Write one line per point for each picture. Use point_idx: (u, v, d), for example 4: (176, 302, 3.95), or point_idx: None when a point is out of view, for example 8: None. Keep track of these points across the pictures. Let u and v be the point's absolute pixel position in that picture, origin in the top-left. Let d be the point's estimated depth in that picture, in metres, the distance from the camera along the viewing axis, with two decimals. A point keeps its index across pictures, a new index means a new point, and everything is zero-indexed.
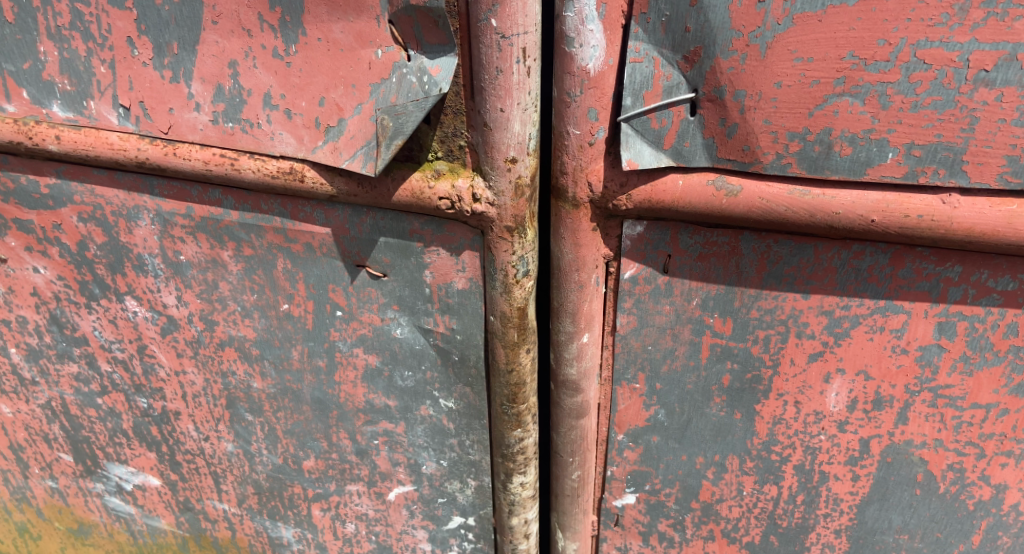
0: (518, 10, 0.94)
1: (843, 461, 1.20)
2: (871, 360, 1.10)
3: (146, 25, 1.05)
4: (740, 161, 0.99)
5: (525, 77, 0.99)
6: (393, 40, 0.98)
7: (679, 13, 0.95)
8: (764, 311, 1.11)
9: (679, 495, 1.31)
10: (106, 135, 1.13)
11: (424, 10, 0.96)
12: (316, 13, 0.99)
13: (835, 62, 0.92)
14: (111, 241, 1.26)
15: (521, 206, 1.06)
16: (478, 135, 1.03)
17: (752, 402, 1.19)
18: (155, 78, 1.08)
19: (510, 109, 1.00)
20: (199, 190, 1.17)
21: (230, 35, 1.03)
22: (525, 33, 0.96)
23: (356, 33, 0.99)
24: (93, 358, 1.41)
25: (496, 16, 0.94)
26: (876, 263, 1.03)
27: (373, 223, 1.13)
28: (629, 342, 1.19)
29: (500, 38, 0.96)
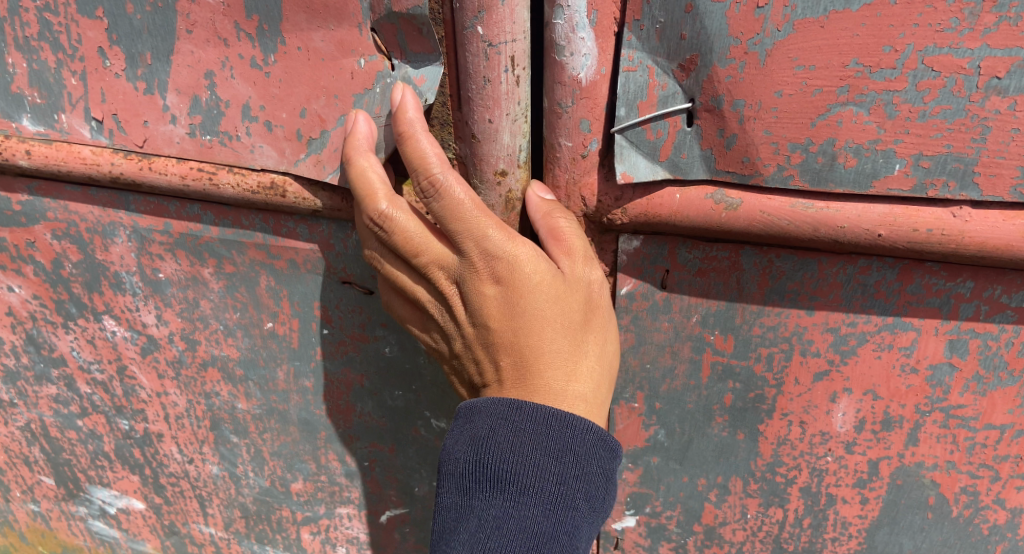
0: (505, 16, 0.89)
1: (851, 484, 1.15)
2: (880, 379, 1.06)
3: (118, 36, 1.01)
4: (740, 173, 0.95)
5: (514, 87, 0.93)
6: (376, 48, 0.95)
7: (674, 20, 0.91)
8: (766, 328, 1.06)
9: (680, 518, 1.26)
10: (78, 150, 1.09)
11: (407, 18, 0.91)
12: (294, 21, 0.95)
13: (838, 70, 0.88)
14: (88, 258, 1.21)
15: (512, 220, 1.01)
16: (466, 147, 0.99)
17: (756, 422, 1.14)
18: (128, 90, 1.04)
19: (498, 120, 0.95)
20: (177, 206, 1.12)
21: (206, 45, 0.99)
22: (514, 41, 0.91)
23: (338, 41, 0.95)
24: (72, 380, 1.37)
25: (482, 24, 0.89)
26: (884, 278, 0.99)
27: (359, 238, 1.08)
28: (626, 360, 1.15)
29: (487, 46, 0.90)
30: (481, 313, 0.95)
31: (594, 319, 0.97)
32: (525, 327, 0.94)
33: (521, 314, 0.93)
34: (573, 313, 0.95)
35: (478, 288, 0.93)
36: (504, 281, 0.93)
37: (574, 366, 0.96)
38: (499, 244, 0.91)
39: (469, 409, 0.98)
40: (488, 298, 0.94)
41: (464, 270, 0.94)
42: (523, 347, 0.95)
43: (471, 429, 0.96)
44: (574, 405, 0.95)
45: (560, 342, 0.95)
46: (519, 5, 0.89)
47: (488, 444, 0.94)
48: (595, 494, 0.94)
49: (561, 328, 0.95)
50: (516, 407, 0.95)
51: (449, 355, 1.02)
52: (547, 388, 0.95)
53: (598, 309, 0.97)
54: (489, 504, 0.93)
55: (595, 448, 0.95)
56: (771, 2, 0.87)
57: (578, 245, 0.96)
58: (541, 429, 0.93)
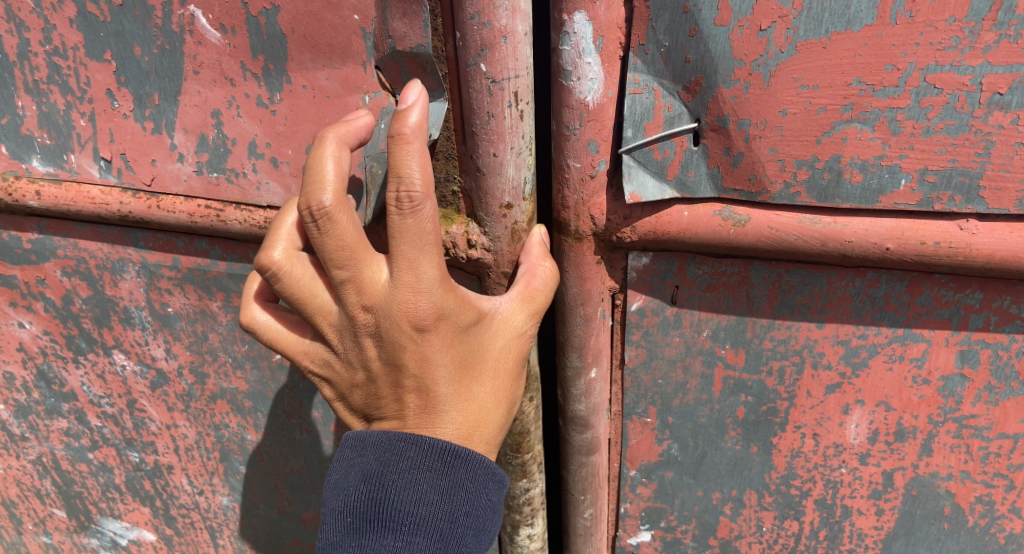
0: (508, 54, 0.89)
1: (866, 495, 1.15)
2: (892, 390, 1.06)
3: (125, 78, 1.02)
4: (747, 190, 0.96)
5: (518, 121, 0.94)
6: (380, 86, 0.95)
7: (678, 43, 0.92)
8: (777, 341, 1.07)
9: (695, 532, 1.26)
10: (88, 189, 1.10)
11: (410, 57, 0.92)
12: (299, 61, 0.96)
13: (842, 89, 0.89)
14: (98, 294, 1.22)
15: (518, 251, 1.02)
16: (471, 180, 0.99)
17: (769, 435, 1.14)
18: (137, 130, 1.05)
19: (503, 153, 0.95)
20: (185, 242, 1.13)
21: (212, 85, 1.00)
22: (517, 77, 0.91)
23: (343, 79, 0.96)
24: (83, 413, 1.37)
25: (485, 62, 0.90)
26: (893, 290, 1.00)
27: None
28: (638, 377, 1.16)
29: (490, 83, 0.91)
30: (392, 346, 0.89)
31: (506, 369, 0.96)
32: (438, 368, 0.91)
33: (438, 356, 0.90)
34: (489, 360, 0.94)
35: (395, 324, 0.88)
36: (429, 324, 0.88)
37: (479, 415, 0.95)
38: (436, 287, 0.87)
39: (361, 441, 0.96)
40: (406, 336, 0.88)
41: (388, 304, 0.87)
42: (432, 386, 0.92)
43: (362, 465, 0.94)
44: (476, 446, 0.95)
45: (469, 387, 0.94)
46: (522, 42, 0.90)
47: (382, 481, 0.93)
48: (484, 531, 0.95)
49: (471, 373, 0.94)
50: (413, 443, 0.93)
51: (333, 377, 0.96)
52: (451, 430, 0.94)
53: (515, 360, 0.96)
54: (380, 543, 0.91)
55: (488, 483, 0.95)
56: (773, 24, 0.88)
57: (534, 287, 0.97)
58: (436, 465, 0.93)
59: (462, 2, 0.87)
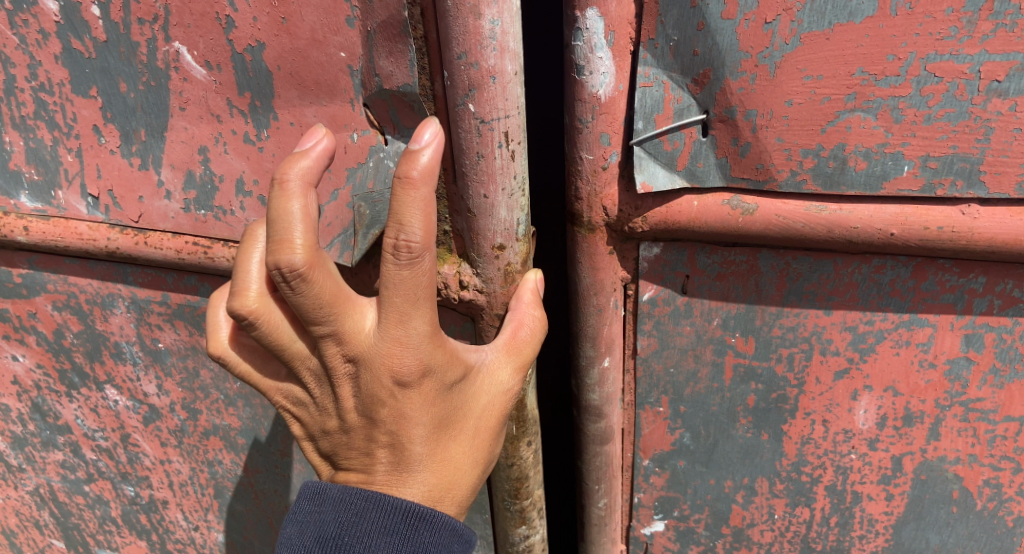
0: (497, 94, 0.93)
1: (876, 480, 1.17)
2: (899, 375, 1.08)
3: (112, 113, 1.09)
4: (754, 179, 0.99)
5: (509, 161, 0.97)
6: (369, 123, 1.00)
7: (687, 37, 0.95)
8: (786, 329, 1.10)
9: (709, 521, 1.29)
10: (75, 225, 1.18)
11: (397, 95, 0.96)
12: (287, 98, 1.02)
13: (845, 79, 0.92)
14: (88, 329, 1.31)
15: (511, 292, 1.05)
16: (462, 221, 1.02)
17: (779, 422, 1.17)
18: (124, 166, 1.13)
19: (494, 194, 0.98)
20: (175, 277, 1.20)
21: (198, 121, 1.07)
22: (507, 117, 0.95)
23: (330, 117, 1.01)
24: (78, 445, 1.47)
25: (473, 101, 0.93)
26: (899, 276, 1.02)
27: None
28: (651, 365, 1.19)
29: (480, 123, 0.94)
30: (370, 400, 0.89)
31: (483, 428, 0.97)
32: (416, 426, 0.91)
33: (418, 413, 0.91)
34: (469, 418, 0.96)
35: (376, 379, 0.88)
36: (412, 382, 0.88)
37: (450, 476, 0.95)
38: (424, 346, 0.87)
39: (320, 496, 0.96)
40: (386, 391, 0.88)
41: (372, 357, 0.87)
42: (409, 442, 0.92)
43: (320, 523, 0.95)
44: (445, 506, 0.96)
45: (446, 445, 0.94)
46: (511, 82, 0.93)
47: (339, 544, 0.93)
48: None
49: (449, 431, 0.95)
50: (374, 504, 0.93)
51: (303, 417, 0.94)
52: (418, 490, 0.94)
53: (493, 418, 0.98)
54: None
55: (449, 543, 0.95)
56: (778, 17, 0.92)
57: (525, 338, 1.01)
58: (396, 529, 0.92)
59: (451, 42, 0.91)
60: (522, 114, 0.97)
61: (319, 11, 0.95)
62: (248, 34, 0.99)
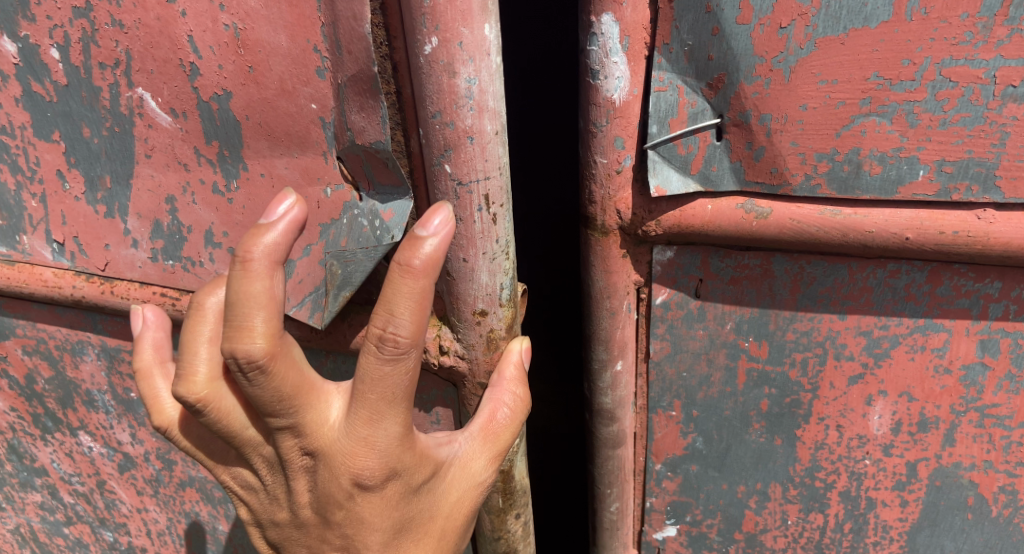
0: (475, 155, 0.95)
1: (890, 487, 1.17)
2: (914, 380, 1.08)
3: (76, 159, 1.11)
4: (769, 183, 1.00)
5: (490, 225, 0.99)
6: (342, 177, 1.00)
7: (702, 42, 0.96)
8: (800, 334, 1.10)
9: (721, 526, 1.29)
10: (41, 271, 1.22)
11: (370, 151, 0.96)
12: (256, 148, 1.02)
13: (860, 84, 0.92)
14: (59, 375, 1.37)
15: (494, 359, 1.06)
16: (442, 283, 1.03)
17: (793, 427, 1.17)
18: (89, 214, 1.15)
19: (473, 258, 1.00)
20: None
21: (165, 169, 1.08)
22: (486, 179, 0.97)
23: (303, 169, 1.01)
24: (56, 489, 1.56)
25: (449, 163, 0.95)
26: (914, 281, 1.02)
27: (333, 364, 1.19)
28: (664, 369, 1.19)
29: (457, 185, 0.96)
30: (325, 493, 0.90)
31: (443, 522, 0.98)
32: (373, 522, 0.92)
33: (374, 511, 0.91)
34: (430, 513, 0.97)
35: (333, 476, 0.88)
36: (373, 483, 0.89)
37: None
38: (390, 448, 0.87)
39: None
40: (342, 488, 0.89)
41: (331, 453, 0.87)
42: (362, 536, 0.93)
43: None
44: None
45: (403, 539, 0.95)
46: (490, 143, 0.95)
47: None
48: None
49: (408, 527, 0.95)
50: None
51: (256, 497, 0.95)
52: None
53: (455, 513, 0.99)
54: None
55: None
56: (793, 22, 0.92)
57: (502, 426, 1.00)
58: None
59: (426, 101, 0.92)
60: (503, 175, 0.99)
61: (289, 62, 0.95)
62: (214, 82, 1.00)
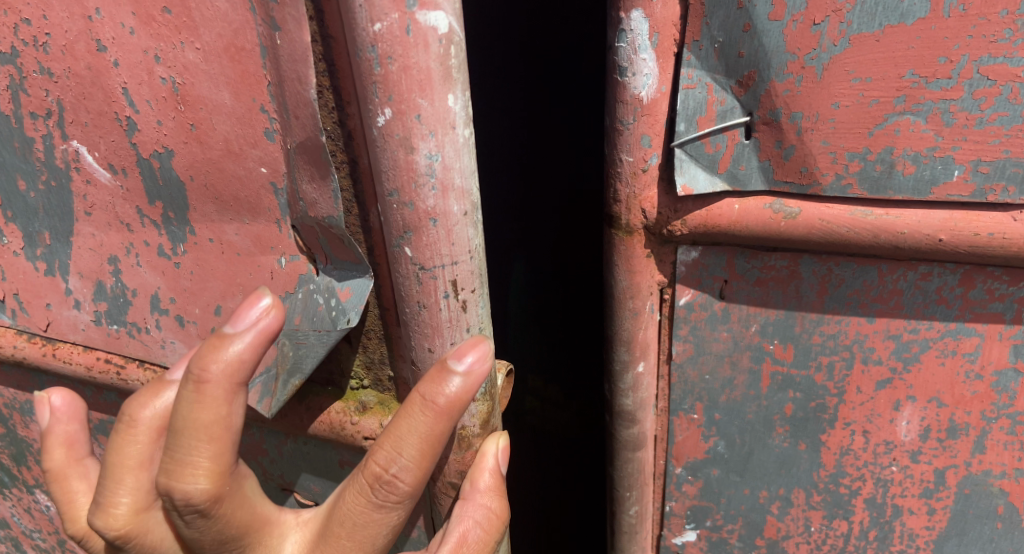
0: (438, 240, 0.92)
1: (918, 494, 1.15)
2: (944, 386, 1.07)
3: (15, 213, 1.17)
4: (798, 183, 0.97)
5: (457, 313, 0.96)
6: (297, 248, 1.00)
7: (733, 39, 0.93)
8: (826, 337, 1.08)
9: (742, 532, 1.28)
10: None
11: (324, 226, 0.95)
12: (205, 212, 1.03)
13: (895, 81, 0.91)
14: (11, 434, 1.47)
15: (467, 458, 1.03)
16: (409, 371, 1.02)
17: (818, 431, 1.15)
18: (32, 273, 1.21)
19: (439, 347, 0.98)
20: (92, 392, 1.31)
21: (107, 228, 1.12)
22: (453, 264, 0.94)
23: (255, 237, 1.01)
24: (20, 539, 1.72)
25: (410, 245, 0.92)
26: (946, 284, 1.01)
27: (293, 445, 1.22)
28: (686, 372, 1.18)
29: (419, 269, 0.93)
30: None
31: None
32: None
33: None
34: None
35: None
36: None
37: None
38: None
39: None
40: None
41: None
42: None
43: None
44: None
45: None
46: (456, 226, 0.92)
47: None
48: None
49: None
50: None
51: None
52: None
53: None
54: None
55: None
56: (827, 18, 0.90)
57: None
58: None
59: (382, 177, 0.89)
60: (474, 259, 0.96)
61: (233, 121, 0.95)
62: (153, 139, 1.01)
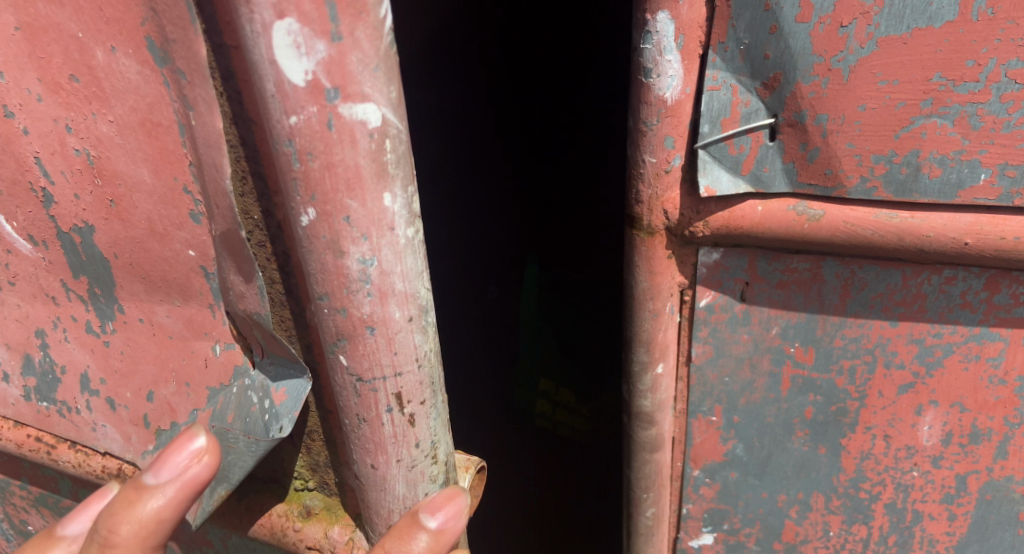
0: (375, 350, 0.89)
1: (938, 500, 1.15)
2: (967, 391, 1.06)
3: None
4: (822, 185, 0.97)
5: (404, 429, 0.95)
6: (235, 338, 0.99)
7: (758, 41, 0.93)
8: (848, 340, 1.08)
9: (760, 535, 1.27)
10: None
11: (255, 320, 0.93)
12: (132, 290, 1.04)
13: (922, 84, 0.90)
14: None
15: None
16: (355, 479, 1.01)
17: (838, 435, 1.15)
18: None
19: (381, 463, 0.96)
20: (30, 467, 1.41)
21: (34, 299, 1.16)
22: (392, 378, 0.91)
23: (188, 320, 1.02)
24: None
25: (345, 353, 0.89)
26: (970, 288, 1.00)
27: (239, 539, 1.24)
28: (705, 374, 1.17)
29: (357, 379, 0.91)
30: None
31: None
32: None
33: None
34: None
35: None
36: None
37: None
38: None
39: None
40: None
41: None
42: None
43: None
44: None
45: None
46: (397, 334, 0.89)
47: None
48: None
49: None
50: None
51: None
52: None
53: None
54: None
55: None
56: (854, 21, 0.89)
57: None
58: None
59: (313, 280, 0.86)
60: (421, 368, 0.93)
61: (155, 200, 0.94)
62: (70, 212, 1.04)
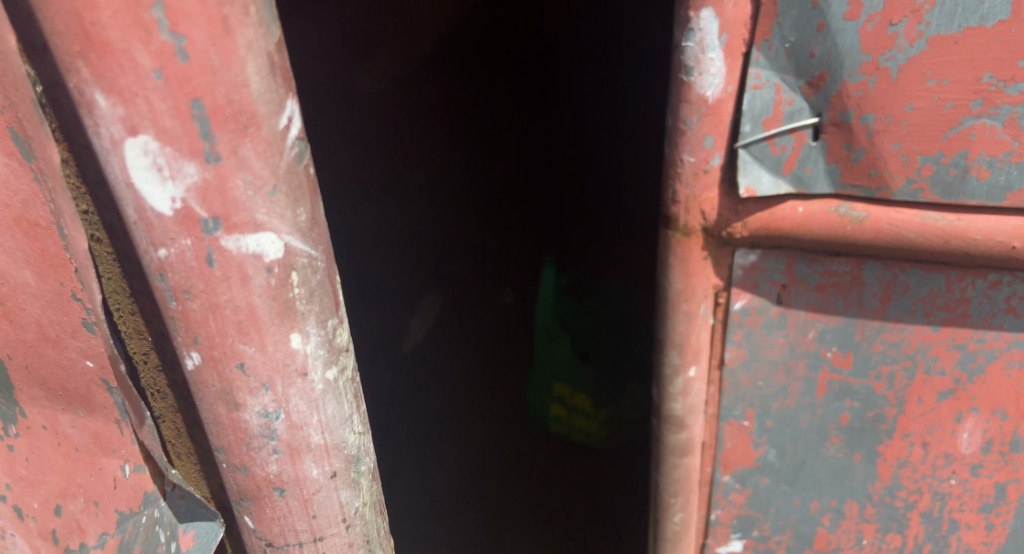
0: (283, 517, 0.99)
1: (976, 508, 1.15)
2: (1008, 398, 1.06)
3: None
4: (867, 187, 0.95)
5: None
6: (149, 467, 0.97)
7: (805, 39, 0.91)
8: (888, 345, 1.06)
9: (790, 543, 1.26)
10: None
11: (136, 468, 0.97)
12: (31, 394, 0.95)
13: (972, 84, 0.89)
14: None
15: None
16: None
17: (874, 442, 1.13)
18: None
19: None
20: None
21: None
22: (310, 534, 1.01)
23: (93, 434, 0.96)
24: None
25: (252, 514, 0.99)
26: (1015, 293, 0.99)
27: None
28: (738, 377, 1.15)
29: (267, 542, 1.01)
30: None
31: None
32: None
33: None
34: None
35: None
36: None
37: None
38: None
39: None
40: None
41: None
42: None
43: None
44: None
45: None
46: (316, 500, 0.99)
47: None
48: None
49: None
50: None
51: None
52: None
53: None
54: None
55: None
56: (905, 19, 0.88)
57: None
58: None
59: (210, 432, 0.93)
60: (354, 531, 1.04)
61: (44, 304, 0.90)
62: None
